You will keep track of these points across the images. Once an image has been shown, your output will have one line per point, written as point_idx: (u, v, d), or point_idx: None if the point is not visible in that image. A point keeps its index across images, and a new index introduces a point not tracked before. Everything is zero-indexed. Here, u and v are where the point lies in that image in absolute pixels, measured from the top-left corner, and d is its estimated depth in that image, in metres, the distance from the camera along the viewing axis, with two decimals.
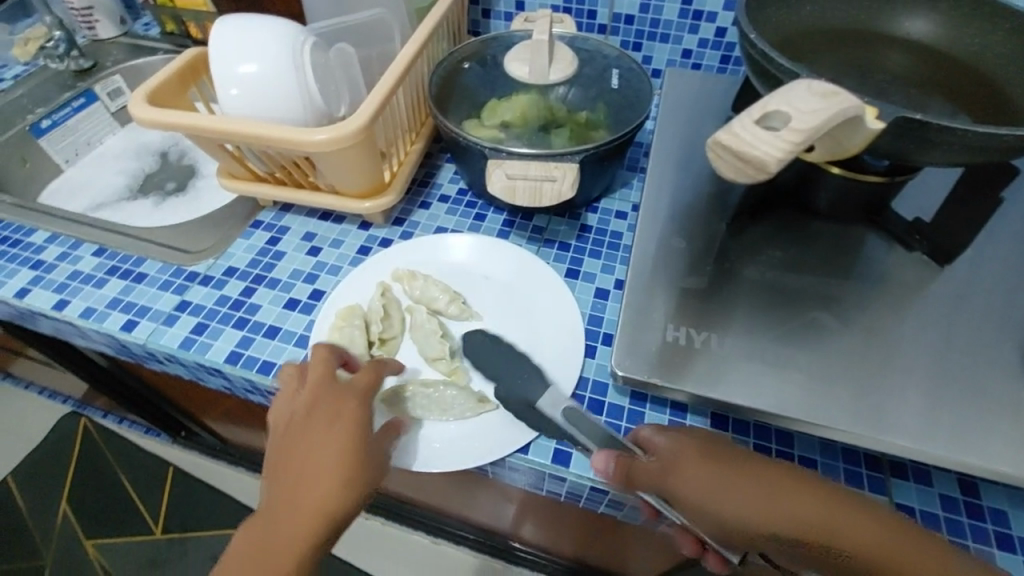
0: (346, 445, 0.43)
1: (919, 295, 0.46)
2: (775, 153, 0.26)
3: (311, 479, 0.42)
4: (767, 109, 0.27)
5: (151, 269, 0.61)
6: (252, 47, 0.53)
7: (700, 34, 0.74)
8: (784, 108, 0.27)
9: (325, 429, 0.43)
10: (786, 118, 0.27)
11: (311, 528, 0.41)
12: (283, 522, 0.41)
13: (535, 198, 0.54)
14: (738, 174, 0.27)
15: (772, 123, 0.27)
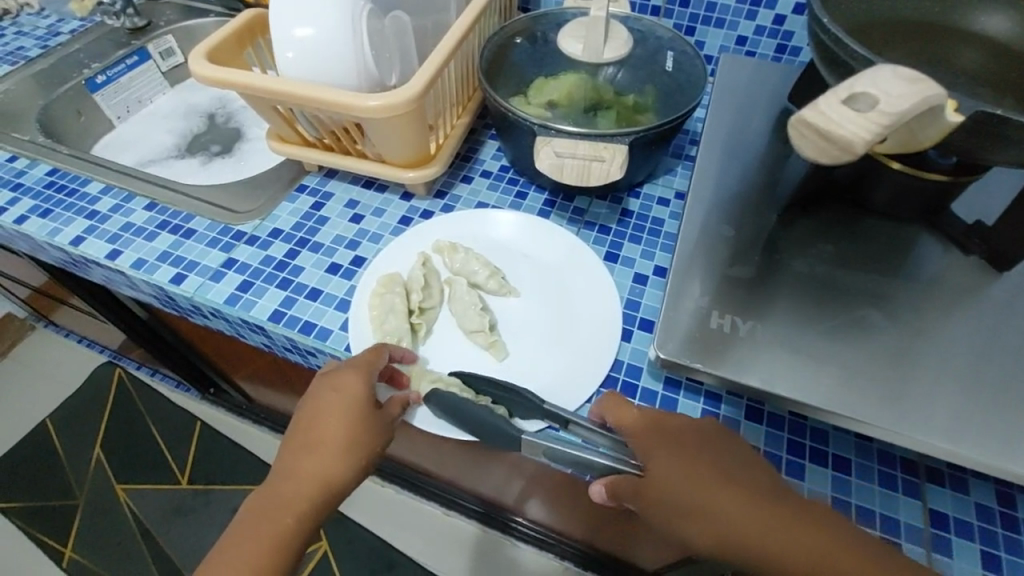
0: (352, 417, 0.43)
1: (973, 300, 0.45)
2: (861, 134, 0.25)
3: (316, 452, 0.42)
4: (855, 90, 0.26)
5: (200, 226, 0.63)
6: (311, 8, 0.53)
7: (757, 21, 0.72)
8: (872, 90, 0.26)
9: (333, 404, 0.44)
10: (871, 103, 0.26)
11: (315, 493, 0.42)
12: (288, 497, 0.41)
13: (582, 177, 0.53)
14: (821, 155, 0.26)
15: (859, 104, 0.26)
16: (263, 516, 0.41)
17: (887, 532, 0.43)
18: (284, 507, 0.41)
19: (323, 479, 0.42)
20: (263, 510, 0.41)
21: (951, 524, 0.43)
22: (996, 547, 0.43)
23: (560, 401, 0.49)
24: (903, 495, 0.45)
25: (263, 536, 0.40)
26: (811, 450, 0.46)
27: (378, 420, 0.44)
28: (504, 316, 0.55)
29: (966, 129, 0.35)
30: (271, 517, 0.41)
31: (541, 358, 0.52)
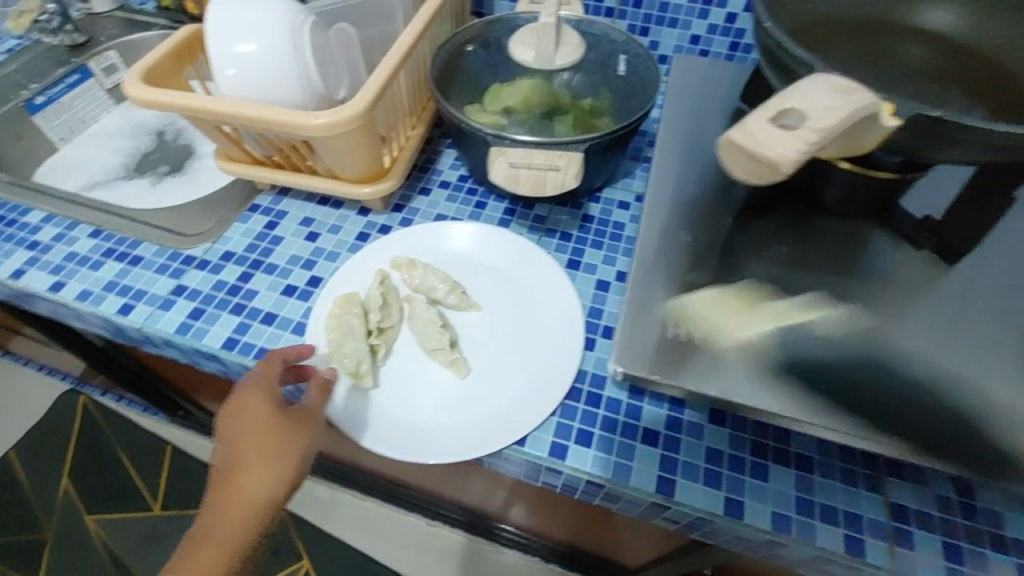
0: (271, 438, 0.44)
1: (923, 295, 0.46)
2: (789, 153, 0.26)
3: (241, 480, 0.44)
4: (785, 107, 0.27)
5: (147, 252, 0.61)
6: (251, 24, 0.51)
7: (710, 20, 0.72)
8: (799, 106, 0.27)
9: (249, 429, 0.45)
10: (802, 117, 0.27)
11: (249, 511, 0.44)
12: (227, 527, 0.43)
13: (538, 188, 0.53)
14: (751, 174, 0.27)
15: (789, 120, 0.27)
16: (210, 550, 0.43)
17: (851, 529, 0.44)
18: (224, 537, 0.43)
19: (256, 501, 0.44)
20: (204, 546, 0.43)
21: (912, 518, 0.44)
22: (955, 536, 0.44)
23: (525, 416, 0.48)
24: (865, 490, 0.45)
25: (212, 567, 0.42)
26: (775, 451, 0.47)
27: (299, 429, 0.45)
28: (465, 332, 0.54)
29: (908, 132, 0.36)
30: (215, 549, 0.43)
31: (505, 372, 0.51)
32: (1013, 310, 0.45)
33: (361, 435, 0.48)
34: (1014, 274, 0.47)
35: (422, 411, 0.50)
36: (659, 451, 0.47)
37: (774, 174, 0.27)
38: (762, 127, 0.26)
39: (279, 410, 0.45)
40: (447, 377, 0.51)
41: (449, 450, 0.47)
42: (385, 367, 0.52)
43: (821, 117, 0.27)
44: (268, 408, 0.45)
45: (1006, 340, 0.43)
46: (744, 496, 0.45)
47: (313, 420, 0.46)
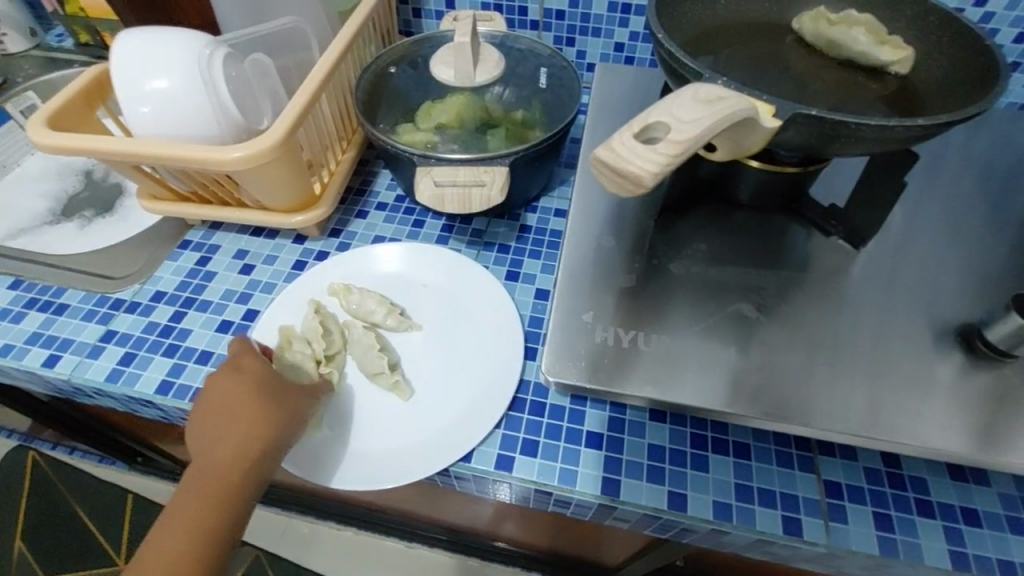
0: (264, 394, 0.46)
1: (836, 280, 0.48)
2: (648, 167, 0.28)
3: (239, 431, 0.44)
4: (649, 121, 0.30)
5: (73, 299, 0.59)
6: (159, 61, 0.50)
7: (630, 28, 0.74)
8: (661, 119, 0.30)
9: (240, 388, 0.46)
10: (666, 129, 0.30)
11: (244, 464, 0.43)
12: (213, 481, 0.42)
13: (466, 205, 0.53)
14: (617, 187, 0.29)
15: (653, 132, 0.30)
16: (191, 507, 0.41)
17: (788, 510, 0.45)
18: (210, 493, 0.42)
19: (250, 454, 0.44)
20: (188, 500, 0.42)
21: (844, 491, 0.46)
22: (885, 505, 0.46)
23: (469, 432, 0.48)
24: (800, 470, 0.47)
25: (194, 526, 0.41)
26: (713, 441, 0.48)
27: (296, 395, 0.47)
28: (406, 352, 0.54)
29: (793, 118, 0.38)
30: (197, 507, 0.42)
31: (447, 390, 0.51)
32: (916, 287, 0.48)
33: (302, 466, 0.48)
34: (917, 252, 0.50)
35: (364, 435, 0.49)
36: (603, 452, 0.48)
37: (645, 186, 0.29)
38: (626, 142, 0.29)
39: (272, 374, 0.48)
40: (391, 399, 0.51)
41: (393, 473, 0.47)
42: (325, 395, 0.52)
43: (683, 128, 0.29)
44: (258, 373, 0.47)
45: (911, 316, 0.46)
46: (687, 488, 0.46)
47: (308, 396, 0.48)
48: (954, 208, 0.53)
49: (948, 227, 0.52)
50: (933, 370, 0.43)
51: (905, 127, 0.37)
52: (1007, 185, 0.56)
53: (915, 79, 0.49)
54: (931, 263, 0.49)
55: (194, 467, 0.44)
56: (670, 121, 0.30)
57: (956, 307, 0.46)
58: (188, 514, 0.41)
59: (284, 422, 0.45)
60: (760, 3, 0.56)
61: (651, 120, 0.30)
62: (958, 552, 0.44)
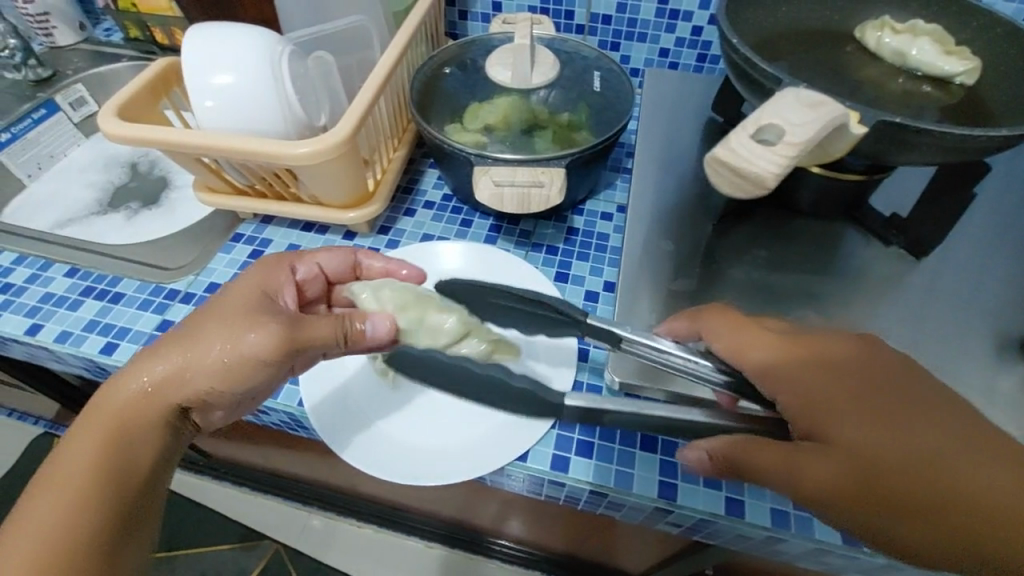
0: (253, 311, 0.42)
1: (896, 289, 0.48)
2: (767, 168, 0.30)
3: (209, 338, 0.41)
4: (761, 124, 0.32)
5: (128, 288, 0.59)
6: (229, 56, 0.51)
7: (676, 34, 0.75)
8: (774, 122, 0.32)
9: (232, 299, 0.43)
10: (779, 132, 0.32)
11: (204, 374, 0.41)
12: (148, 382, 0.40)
13: (523, 204, 0.54)
14: (735, 185, 0.32)
15: (766, 134, 0.32)
16: (117, 404, 0.40)
17: None
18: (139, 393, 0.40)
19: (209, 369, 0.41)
20: (131, 387, 0.40)
21: None
22: None
23: (523, 433, 0.48)
24: None
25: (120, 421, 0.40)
26: None
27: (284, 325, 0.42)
28: None
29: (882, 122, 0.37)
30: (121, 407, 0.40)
31: None
32: (978, 298, 0.48)
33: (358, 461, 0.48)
34: (977, 265, 0.50)
35: (418, 432, 0.49)
36: (658, 455, 0.47)
37: None
38: (743, 143, 0.31)
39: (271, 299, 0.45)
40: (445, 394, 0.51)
41: (449, 470, 0.47)
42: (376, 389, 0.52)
43: (797, 130, 0.31)
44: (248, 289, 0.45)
45: (975, 328, 0.46)
46: (744, 495, 0.46)
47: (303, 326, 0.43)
48: (1011, 221, 0.53)
49: (1005, 240, 0.52)
50: (1000, 382, 0.43)
51: (987, 137, 0.36)
52: None
53: (981, 90, 0.49)
54: (992, 277, 0.49)
55: (152, 354, 0.42)
56: (782, 124, 0.32)
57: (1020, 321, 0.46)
58: (111, 412, 0.40)
59: (249, 348, 0.41)
60: (820, 11, 0.56)
61: (763, 123, 0.32)
62: None
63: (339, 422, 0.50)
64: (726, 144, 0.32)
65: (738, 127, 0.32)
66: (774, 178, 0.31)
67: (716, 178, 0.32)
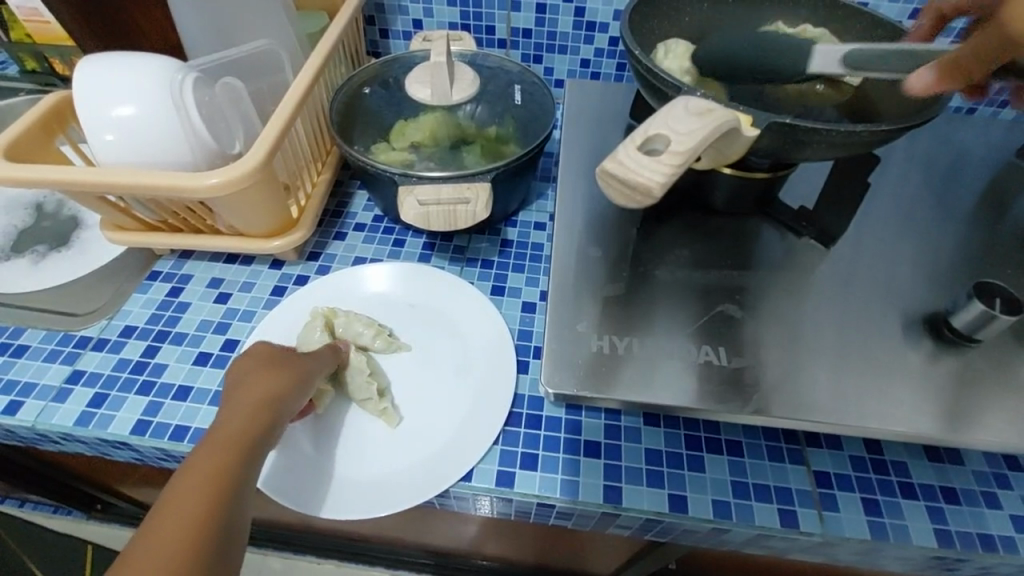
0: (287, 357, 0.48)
1: (810, 278, 0.51)
2: (655, 177, 0.31)
3: (274, 378, 0.45)
4: (649, 134, 0.33)
5: (33, 339, 0.55)
6: (125, 87, 0.49)
7: (595, 45, 0.77)
8: (662, 131, 0.33)
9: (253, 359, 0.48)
10: (666, 141, 0.33)
11: (272, 410, 0.43)
12: (225, 434, 0.40)
13: (450, 222, 0.54)
14: (628, 196, 0.33)
15: (654, 144, 0.33)
16: (214, 460, 0.38)
17: (783, 503, 0.47)
18: (220, 458, 0.38)
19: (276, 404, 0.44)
20: (206, 450, 0.38)
21: (833, 481, 0.48)
22: (872, 491, 0.48)
23: (466, 452, 0.48)
24: (791, 463, 0.49)
25: (202, 484, 0.36)
26: (707, 441, 0.50)
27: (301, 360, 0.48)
28: (395, 375, 0.53)
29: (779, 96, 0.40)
30: (206, 478, 0.36)
31: (440, 412, 0.51)
32: (884, 281, 0.51)
33: (285, 495, 0.46)
34: (881, 249, 0.53)
35: (355, 461, 0.48)
36: (601, 460, 0.48)
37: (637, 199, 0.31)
38: (632, 156, 0.32)
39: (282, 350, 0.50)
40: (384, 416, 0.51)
41: (391, 498, 0.46)
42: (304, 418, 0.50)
43: (682, 139, 0.33)
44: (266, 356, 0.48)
45: (883, 308, 0.49)
46: (686, 490, 0.47)
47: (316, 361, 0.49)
48: (907, 206, 0.58)
49: (904, 224, 0.56)
50: (907, 357, 0.46)
51: (867, 131, 0.39)
52: (950, 181, 0.60)
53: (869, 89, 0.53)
54: (894, 259, 0.53)
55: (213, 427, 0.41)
56: (670, 133, 0.33)
57: (921, 298, 0.49)
58: (193, 482, 0.36)
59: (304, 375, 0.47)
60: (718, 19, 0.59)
61: (651, 133, 0.33)
62: (942, 530, 0.46)
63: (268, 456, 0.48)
64: (616, 156, 0.33)
65: (627, 141, 0.33)
66: (662, 184, 0.32)
67: (613, 193, 0.34)
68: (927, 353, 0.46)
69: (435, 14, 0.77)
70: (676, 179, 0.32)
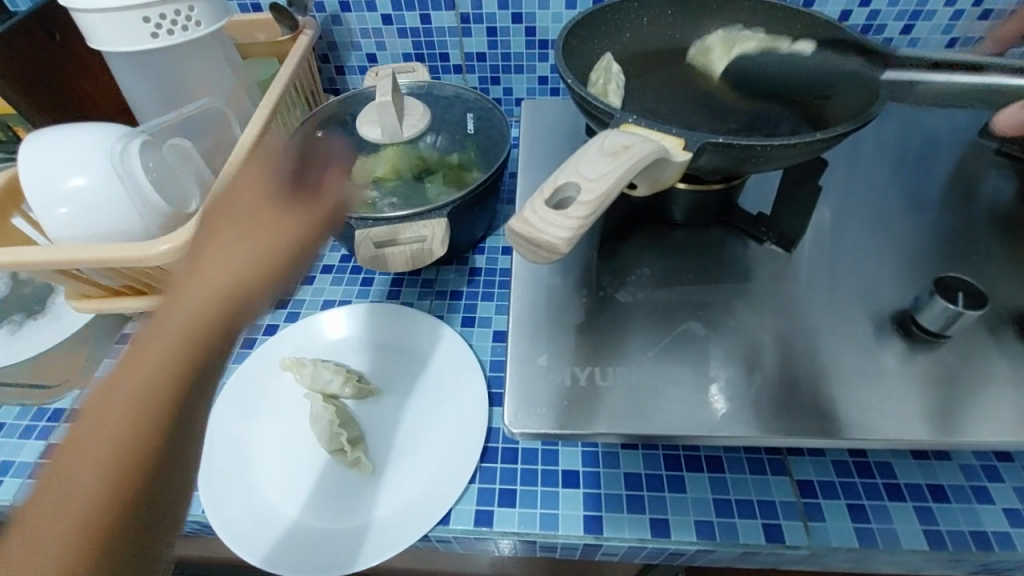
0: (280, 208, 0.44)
1: (775, 285, 0.50)
2: (562, 233, 0.31)
3: (216, 255, 0.42)
4: (558, 184, 0.33)
5: (8, 416, 0.55)
6: (70, 161, 0.49)
7: (550, 62, 0.76)
8: (570, 180, 0.33)
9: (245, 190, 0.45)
10: (576, 188, 0.33)
11: (263, 275, 0.42)
12: (208, 288, 0.40)
13: (407, 262, 0.54)
14: (536, 253, 0.32)
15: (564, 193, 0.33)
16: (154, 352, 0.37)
17: (768, 517, 0.46)
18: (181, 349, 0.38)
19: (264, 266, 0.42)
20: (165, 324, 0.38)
21: (817, 488, 0.47)
22: (857, 496, 0.47)
23: (442, 493, 0.47)
24: (773, 474, 0.48)
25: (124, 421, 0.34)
26: (686, 458, 0.49)
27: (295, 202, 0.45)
28: (368, 419, 0.53)
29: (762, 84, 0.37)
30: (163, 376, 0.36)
31: (413, 453, 0.50)
32: (851, 281, 0.50)
33: (217, 517, 0.46)
34: (845, 248, 0.53)
35: (309, 510, 0.47)
36: (581, 489, 0.48)
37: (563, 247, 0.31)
38: (537, 213, 0.32)
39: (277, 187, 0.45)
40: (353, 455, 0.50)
41: (375, 547, 0.45)
42: (284, 467, 0.50)
43: (591, 187, 0.32)
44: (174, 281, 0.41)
45: (851, 310, 0.48)
46: (668, 513, 0.46)
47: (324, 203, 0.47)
48: (870, 200, 0.57)
49: (868, 219, 0.55)
50: (877, 359, 0.45)
51: (801, 141, 0.39)
52: (914, 169, 0.60)
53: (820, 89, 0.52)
54: (859, 257, 0.52)
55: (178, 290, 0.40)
56: (580, 180, 0.33)
57: (888, 296, 0.49)
58: (164, 340, 0.37)
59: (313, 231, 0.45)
60: (662, 32, 0.60)
61: (561, 184, 0.33)
62: (932, 531, 0.45)
63: (220, 487, 0.48)
64: (523, 212, 0.32)
65: (534, 197, 0.32)
66: (571, 237, 0.32)
67: (522, 248, 0.33)
68: (898, 352, 0.45)
69: (388, 47, 0.77)
70: (587, 230, 0.32)
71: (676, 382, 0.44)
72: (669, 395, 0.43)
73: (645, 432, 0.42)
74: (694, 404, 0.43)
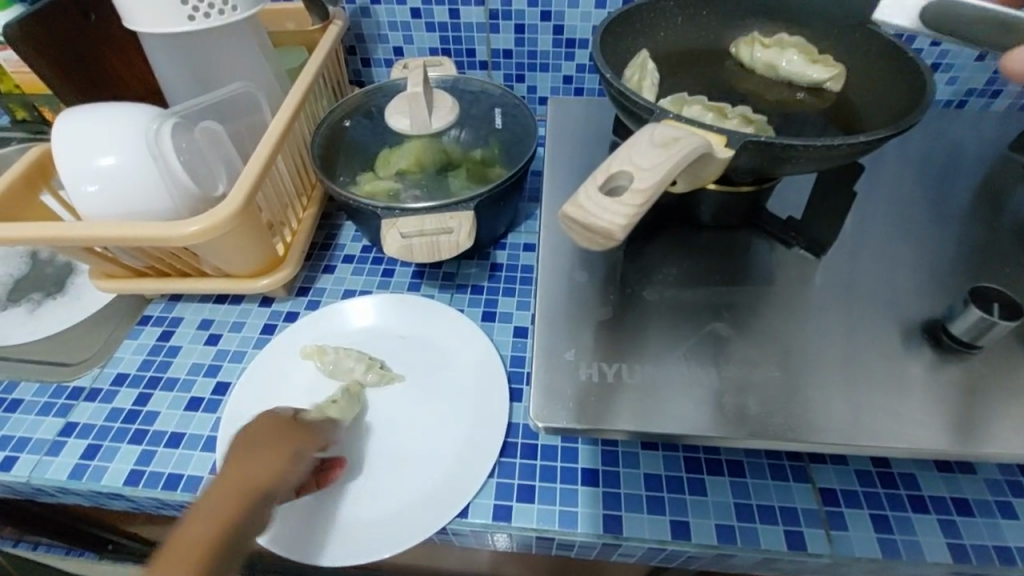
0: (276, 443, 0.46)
1: (803, 290, 0.50)
2: (615, 221, 0.31)
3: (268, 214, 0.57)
4: (611, 171, 0.33)
5: (27, 393, 0.55)
6: (103, 138, 0.49)
7: (576, 61, 0.76)
8: (624, 167, 0.33)
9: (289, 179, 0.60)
10: (629, 176, 0.33)
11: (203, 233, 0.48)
12: (242, 224, 0.51)
13: (433, 253, 0.54)
14: (589, 240, 0.32)
15: (618, 180, 0.33)
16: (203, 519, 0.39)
17: (789, 523, 0.45)
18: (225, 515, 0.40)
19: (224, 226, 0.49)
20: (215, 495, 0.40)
21: (840, 497, 0.47)
22: (881, 506, 0.46)
23: (462, 486, 0.47)
24: (795, 481, 0.48)
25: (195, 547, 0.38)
26: (707, 462, 0.49)
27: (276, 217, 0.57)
28: (387, 407, 0.53)
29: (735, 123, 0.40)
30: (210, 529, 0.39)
31: (436, 445, 0.50)
32: (880, 289, 0.50)
33: None
34: (874, 256, 0.52)
35: (328, 497, 0.47)
36: (600, 489, 0.47)
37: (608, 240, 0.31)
38: (590, 198, 0.32)
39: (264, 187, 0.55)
40: (377, 441, 0.51)
41: (407, 533, 0.45)
42: None
43: (643, 177, 0.33)
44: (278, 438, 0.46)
45: (880, 318, 0.48)
46: (688, 516, 0.46)
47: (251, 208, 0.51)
48: (899, 209, 0.57)
49: (897, 227, 0.55)
50: (906, 367, 0.45)
51: (844, 144, 0.39)
52: (944, 179, 0.59)
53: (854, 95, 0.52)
54: (888, 265, 0.52)
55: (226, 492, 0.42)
56: (632, 168, 0.33)
57: (918, 306, 0.48)
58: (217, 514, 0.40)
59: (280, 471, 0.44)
60: (694, 34, 0.60)
61: (614, 171, 0.33)
62: (956, 544, 0.44)
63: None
64: (569, 203, 0.32)
65: (587, 182, 0.33)
66: (623, 225, 0.32)
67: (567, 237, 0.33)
68: (927, 362, 0.45)
69: (415, 41, 0.77)
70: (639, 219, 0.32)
71: (702, 382, 0.44)
72: (696, 395, 0.43)
73: (671, 432, 0.41)
74: (721, 405, 0.43)
